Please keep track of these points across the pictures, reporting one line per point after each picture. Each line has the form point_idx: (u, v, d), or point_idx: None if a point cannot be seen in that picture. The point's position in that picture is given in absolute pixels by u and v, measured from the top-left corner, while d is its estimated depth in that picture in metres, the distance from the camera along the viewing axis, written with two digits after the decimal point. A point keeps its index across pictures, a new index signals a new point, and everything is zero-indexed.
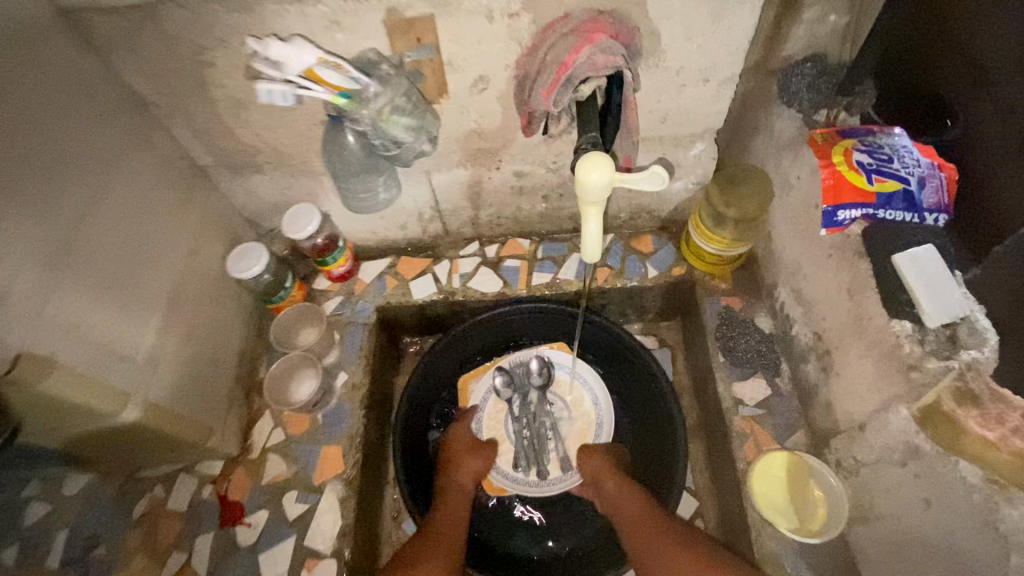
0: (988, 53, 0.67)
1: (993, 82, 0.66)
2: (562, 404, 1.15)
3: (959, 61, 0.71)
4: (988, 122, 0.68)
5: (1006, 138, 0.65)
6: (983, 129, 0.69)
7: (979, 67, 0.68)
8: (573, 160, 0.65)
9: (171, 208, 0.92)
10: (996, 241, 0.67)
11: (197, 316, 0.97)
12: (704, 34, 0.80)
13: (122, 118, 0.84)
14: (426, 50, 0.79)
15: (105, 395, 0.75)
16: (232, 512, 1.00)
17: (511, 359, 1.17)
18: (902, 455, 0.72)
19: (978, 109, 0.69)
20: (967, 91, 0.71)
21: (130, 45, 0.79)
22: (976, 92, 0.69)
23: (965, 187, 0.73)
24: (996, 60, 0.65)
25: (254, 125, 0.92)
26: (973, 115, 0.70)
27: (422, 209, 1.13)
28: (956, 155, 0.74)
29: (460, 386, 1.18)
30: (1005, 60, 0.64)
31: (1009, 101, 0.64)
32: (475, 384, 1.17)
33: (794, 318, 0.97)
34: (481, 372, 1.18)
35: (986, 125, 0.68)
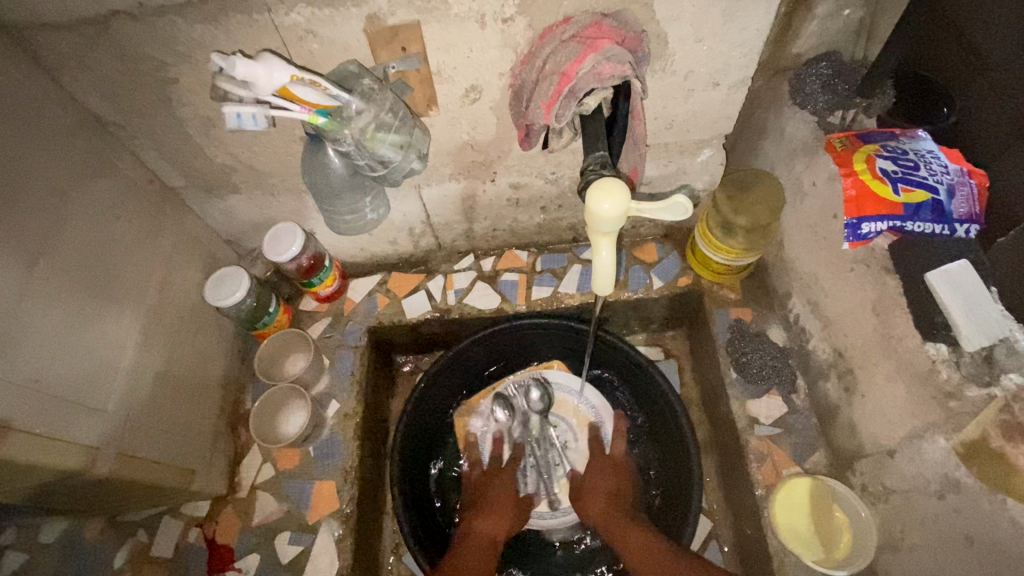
0: (985, 38, 0.68)
1: (992, 68, 0.68)
2: (565, 426, 1.11)
3: (957, 49, 0.72)
4: (989, 105, 0.69)
5: (1005, 123, 0.67)
6: (979, 117, 0.71)
7: (974, 52, 0.70)
8: (585, 185, 0.60)
9: (140, 237, 0.85)
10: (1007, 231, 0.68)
11: (174, 352, 0.90)
12: (715, 36, 0.74)
13: (80, 141, 0.76)
14: (413, 60, 0.72)
15: (68, 453, 0.68)
16: (221, 556, 0.94)
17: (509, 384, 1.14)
18: (940, 486, 0.67)
19: (974, 94, 0.71)
20: (963, 76, 0.72)
21: (83, 64, 0.71)
22: (971, 76, 0.71)
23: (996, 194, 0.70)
24: (994, 44, 0.67)
25: (228, 143, 0.85)
26: (969, 103, 0.72)
27: (413, 225, 1.07)
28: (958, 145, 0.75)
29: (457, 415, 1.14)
30: (1004, 44, 0.66)
31: (1008, 87, 0.66)
32: (474, 411, 1.13)
33: (810, 331, 0.92)
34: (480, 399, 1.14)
35: (982, 113, 0.70)
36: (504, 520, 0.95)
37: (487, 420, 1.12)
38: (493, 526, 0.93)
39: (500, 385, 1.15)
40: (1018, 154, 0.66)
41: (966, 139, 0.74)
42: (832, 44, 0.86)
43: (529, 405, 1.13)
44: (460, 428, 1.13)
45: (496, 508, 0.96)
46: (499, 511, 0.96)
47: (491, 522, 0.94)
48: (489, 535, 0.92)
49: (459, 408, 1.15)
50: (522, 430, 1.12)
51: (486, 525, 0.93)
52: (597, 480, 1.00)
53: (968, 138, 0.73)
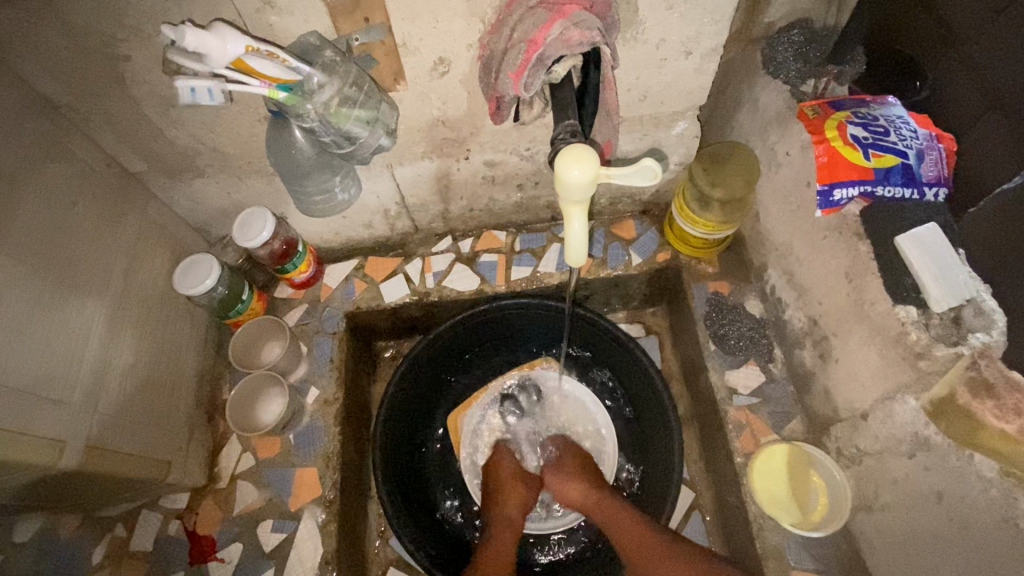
0: (956, 13, 0.67)
1: (961, 42, 0.68)
2: (554, 425, 1.12)
3: (924, 20, 0.72)
4: (963, 76, 0.68)
5: (972, 97, 0.68)
6: (950, 91, 0.71)
7: (945, 27, 0.69)
8: (551, 156, 0.58)
9: (101, 224, 0.82)
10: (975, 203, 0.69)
11: (142, 342, 0.88)
12: (686, 2, 0.73)
13: (27, 123, 0.72)
14: (376, 31, 0.70)
15: (32, 448, 0.67)
16: (203, 547, 0.92)
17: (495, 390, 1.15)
18: (911, 446, 0.69)
19: (947, 68, 0.71)
20: (935, 50, 0.72)
21: (26, 41, 0.67)
22: (944, 51, 0.70)
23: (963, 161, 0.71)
24: (965, 17, 0.66)
25: (188, 124, 0.82)
26: (939, 77, 0.72)
27: (387, 206, 1.05)
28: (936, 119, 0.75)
29: (451, 422, 1.15)
30: (972, 16, 0.66)
31: (974, 61, 0.67)
32: (467, 418, 1.14)
33: (786, 301, 0.93)
34: (468, 407, 1.15)
35: (953, 87, 0.70)
36: (518, 500, 1.00)
37: (479, 426, 1.13)
38: (509, 510, 0.98)
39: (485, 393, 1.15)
40: (988, 126, 0.67)
41: (943, 112, 0.73)
42: (804, 10, 0.85)
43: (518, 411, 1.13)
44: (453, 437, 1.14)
45: (507, 491, 1.00)
46: (516, 494, 1.00)
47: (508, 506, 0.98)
48: (506, 521, 0.96)
49: (450, 415, 1.16)
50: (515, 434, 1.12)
51: (504, 511, 0.98)
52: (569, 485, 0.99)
53: (946, 110, 0.73)
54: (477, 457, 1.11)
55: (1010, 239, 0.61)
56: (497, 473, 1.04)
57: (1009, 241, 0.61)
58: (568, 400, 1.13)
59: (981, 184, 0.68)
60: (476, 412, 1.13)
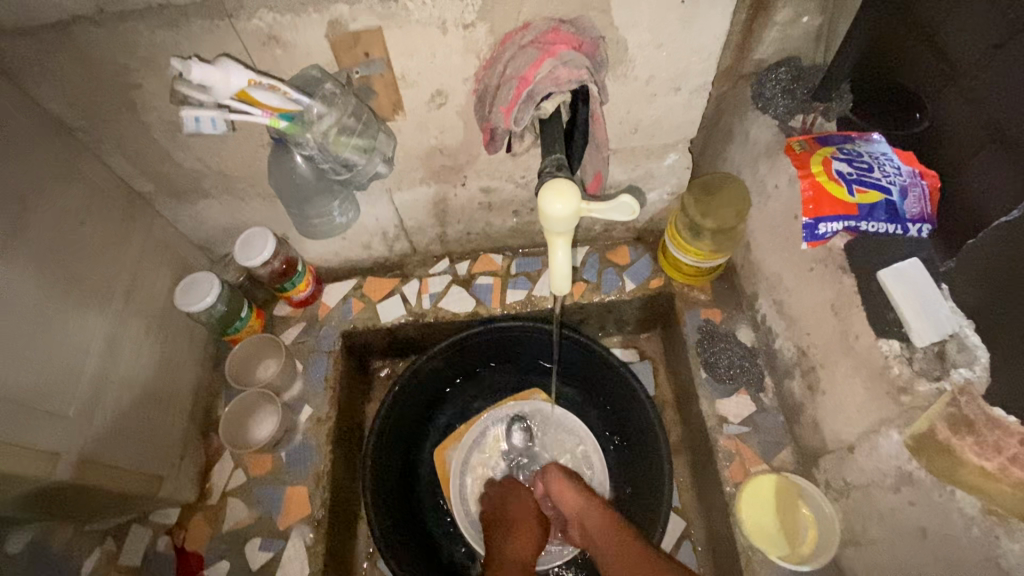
0: (956, 43, 0.67)
1: (961, 74, 0.67)
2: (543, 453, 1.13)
3: (924, 51, 0.71)
4: (964, 108, 0.67)
5: (971, 130, 0.67)
6: (950, 123, 0.70)
7: (946, 58, 0.68)
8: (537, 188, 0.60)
9: (107, 243, 0.85)
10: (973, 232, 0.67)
11: (141, 357, 0.90)
12: (674, 42, 0.76)
13: (42, 146, 0.76)
14: (376, 65, 0.73)
15: (26, 460, 0.68)
16: (191, 564, 0.93)
17: (490, 419, 1.15)
18: (896, 480, 0.68)
19: (948, 100, 0.69)
20: (936, 82, 0.71)
21: (44, 69, 0.71)
22: (944, 83, 0.69)
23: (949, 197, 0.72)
24: (966, 49, 0.65)
25: (195, 148, 0.85)
26: (940, 107, 0.71)
27: (386, 229, 1.07)
28: (934, 155, 0.74)
29: (437, 460, 1.15)
30: (974, 49, 0.65)
31: (976, 93, 0.65)
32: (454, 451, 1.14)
33: (776, 331, 0.94)
34: (456, 441, 1.16)
35: (953, 118, 0.69)
36: (531, 541, 0.97)
37: (465, 461, 1.12)
38: (523, 551, 0.95)
39: (476, 425, 1.15)
40: (988, 158, 0.65)
41: (943, 145, 0.72)
42: (792, 49, 0.88)
43: (511, 444, 1.13)
44: (438, 468, 1.14)
45: (519, 529, 0.98)
46: (527, 534, 0.97)
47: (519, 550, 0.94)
48: (518, 561, 0.93)
49: (437, 449, 1.16)
50: (507, 468, 1.12)
51: (514, 549, 0.94)
52: (568, 498, 0.96)
53: (946, 143, 0.71)
54: (468, 494, 1.10)
55: (1001, 277, 0.62)
56: (517, 505, 1.02)
57: (1012, 276, 0.60)
58: (554, 423, 1.15)
59: (972, 213, 0.68)
60: (462, 447, 1.13)
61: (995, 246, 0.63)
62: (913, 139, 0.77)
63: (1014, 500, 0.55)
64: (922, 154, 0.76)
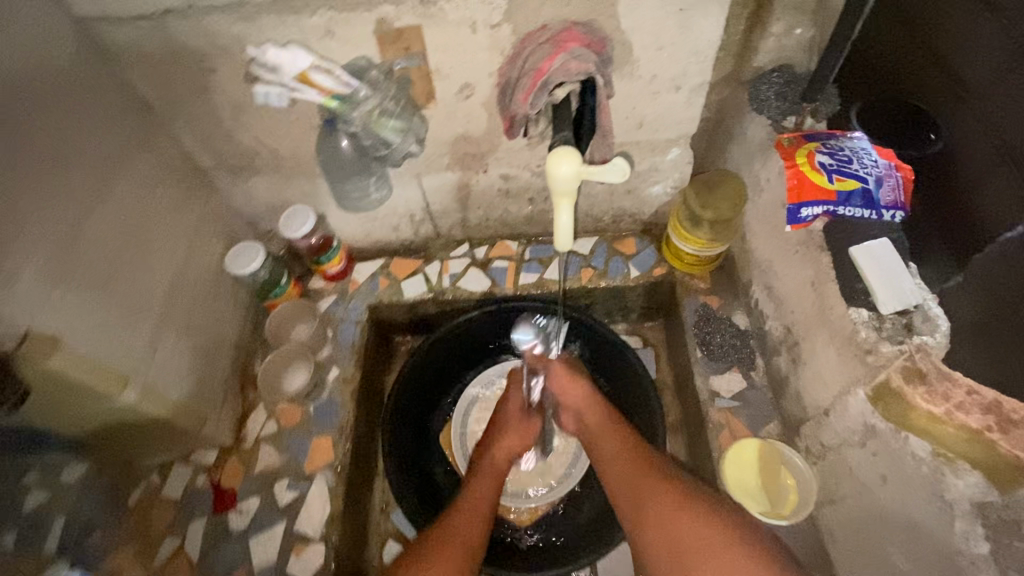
0: (974, 68, 0.66)
1: (979, 98, 0.66)
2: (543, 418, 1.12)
3: (943, 77, 0.71)
4: (979, 130, 0.66)
5: (987, 152, 0.65)
6: (966, 146, 0.68)
7: (962, 83, 0.68)
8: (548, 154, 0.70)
9: (173, 206, 0.98)
10: (981, 247, 0.66)
11: (195, 309, 1.02)
12: (674, 44, 0.87)
13: (129, 119, 0.89)
14: (414, 58, 0.85)
15: (100, 377, 0.80)
16: (224, 499, 1.03)
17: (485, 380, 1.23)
18: (862, 436, 0.75)
19: (966, 125, 0.68)
20: (954, 107, 0.70)
21: (138, 53, 0.85)
22: (960, 107, 0.69)
23: (952, 212, 0.71)
24: (982, 73, 0.65)
25: (254, 128, 0.98)
26: (958, 131, 0.70)
27: (413, 212, 1.19)
28: (944, 173, 0.73)
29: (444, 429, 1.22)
30: (991, 74, 0.64)
31: (993, 117, 0.64)
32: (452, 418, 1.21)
33: (767, 313, 1.01)
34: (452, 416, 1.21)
35: (969, 142, 0.68)
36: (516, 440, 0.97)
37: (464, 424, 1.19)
38: (502, 452, 0.95)
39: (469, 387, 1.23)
40: (1002, 178, 0.63)
41: (957, 170, 0.70)
42: (787, 58, 0.98)
43: None
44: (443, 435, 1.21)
45: (504, 430, 0.98)
46: (509, 436, 0.97)
47: (500, 449, 0.95)
48: (496, 463, 0.94)
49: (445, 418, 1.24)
50: None
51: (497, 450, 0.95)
52: (568, 394, 0.96)
53: (961, 169, 0.70)
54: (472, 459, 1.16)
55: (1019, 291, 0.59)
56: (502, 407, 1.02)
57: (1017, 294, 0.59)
58: None
59: (984, 228, 0.65)
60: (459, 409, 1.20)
61: (1004, 267, 0.62)
62: (932, 164, 0.75)
63: (959, 441, 0.64)
64: (939, 179, 0.74)
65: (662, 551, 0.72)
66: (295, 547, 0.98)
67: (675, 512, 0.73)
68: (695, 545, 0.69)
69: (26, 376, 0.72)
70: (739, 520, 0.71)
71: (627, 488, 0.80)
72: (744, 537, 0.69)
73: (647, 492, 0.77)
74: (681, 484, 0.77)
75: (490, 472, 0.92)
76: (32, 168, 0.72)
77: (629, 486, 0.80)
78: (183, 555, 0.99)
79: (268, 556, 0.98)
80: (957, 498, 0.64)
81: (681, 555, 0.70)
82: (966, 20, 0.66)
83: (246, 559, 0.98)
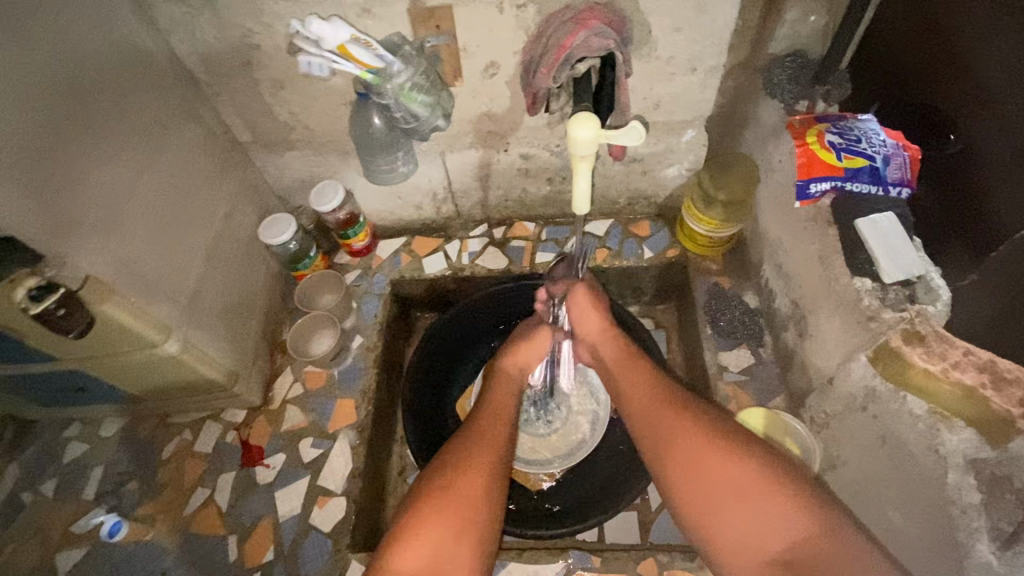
0: (987, 67, 0.67)
1: (994, 100, 0.66)
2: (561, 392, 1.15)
3: (959, 76, 0.71)
4: (996, 133, 0.66)
5: (1002, 154, 0.65)
6: (981, 147, 0.68)
7: (977, 84, 0.68)
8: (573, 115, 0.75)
9: (214, 175, 1.04)
10: (993, 245, 0.67)
11: (230, 273, 1.08)
12: (691, 26, 0.93)
13: (179, 90, 0.96)
14: (444, 36, 0.91)
15: (150, 325, 0.86)
16: (253, 454, 1.09)
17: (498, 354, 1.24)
18: (864, 400, 0.80)
19: (981, 125, 0.68)
20: (969, 107, 0.70)
21: (188, 28, 0.91)
22: (977, 108, 0.69)
23: (967, 215, 0.71)
24: (995, 76, 0.65)
25: (290, 104, 1.04)
26: (973, 131, 0.70)
27: (436, 190, 1.24)
28: (959, 172, 0.73)
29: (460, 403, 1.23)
30: (1005, 75, 0.64)
31: (1008, 118, 0.64)
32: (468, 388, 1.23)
33: (776, 291, 1.05)
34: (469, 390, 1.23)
35: (985, 143, 0.68)
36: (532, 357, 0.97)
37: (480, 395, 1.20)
38: (515, 366, 0.96)
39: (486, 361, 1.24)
40: (1016, 180, 0.63)
41: (971, 168, 0.70)
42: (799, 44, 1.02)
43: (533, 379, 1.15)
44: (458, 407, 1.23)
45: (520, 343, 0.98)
46: (524, 352, 0.97)
47: (515, 363, 0.96)
48: (509, 375, 0.94)
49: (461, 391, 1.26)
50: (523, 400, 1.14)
51: (512, 362, 0.96)
52: (586, 322, 0.97)
53: (974, 170, 0.70)
54: None
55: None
56: (521, 328, 1.03)
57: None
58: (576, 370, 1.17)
59: (996, 228, 0.66)
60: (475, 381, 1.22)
61: (1012, 263, 0.64)
62: (948, 160, 0.75)
63: (951, 398, 0.67)
64: (954, 176, 0.74)
65: (674, 477, 0.72)
66: (319, 499, 1.03)
67: (705, 452, 0.71)
68: (729, 490, 0.67)
69: (94, 309, 0.78)
70: (767, 458, 0.69)
71: (639, 412, 0.81)
72: (770, 466, 0.68)
73: (663, 416, 0.77)
74: (711, 424, 0.74)
75: (504, 387, 0.92)
76: (94, 129, 0.79)
77: (643, 411, 0.80)
78: (213, 504, 1.04)
79: (293, 507, 1.03)
80: (951, 451, 0.67)
81: (712, 498, 0.68)
82: (982, 22, 0.67)
83: (272, 509, 1.03)
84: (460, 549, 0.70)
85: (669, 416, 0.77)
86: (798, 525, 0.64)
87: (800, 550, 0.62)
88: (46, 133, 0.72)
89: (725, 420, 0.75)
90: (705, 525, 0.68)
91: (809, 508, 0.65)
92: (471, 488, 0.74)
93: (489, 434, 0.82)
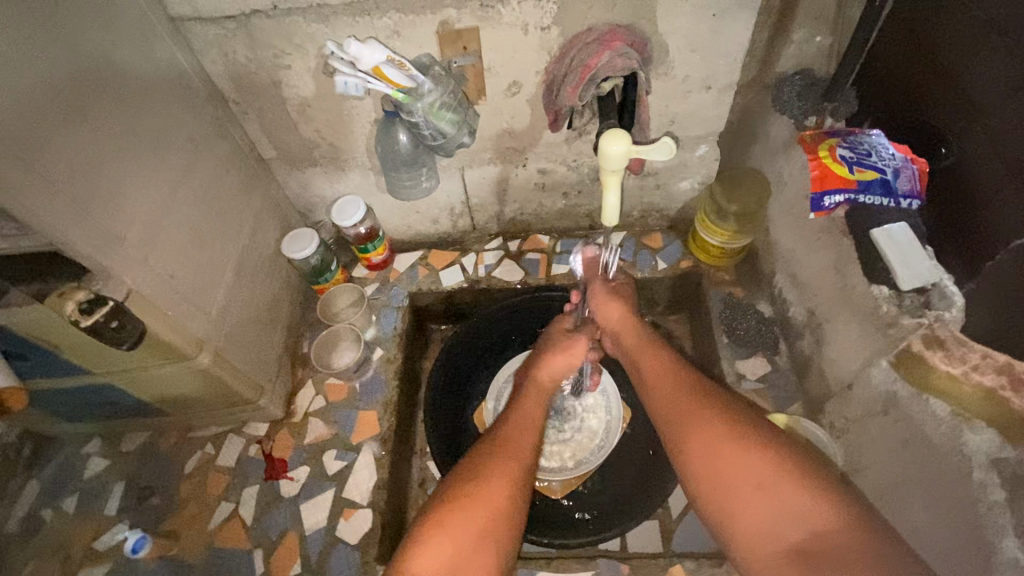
0: (982, 86, 0.70)
1: (987, 115, 0.70)
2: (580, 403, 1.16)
3: (950, 93, 0.75)
4: (989, 148, 0.70)
5: (995, 165, 0.70)
6: (975, 160, 0.73)
7: (969, 101, 0.72)
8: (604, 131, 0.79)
9: (241, 191, 1.06)
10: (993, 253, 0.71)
11: (256, 286, 1.10)
12: (705, 47, 0.98)
13: (210, 108, 0.98)
14: (470, 57, 0.94)
15: (182, 338, 0.88)
16: (276, 467, 1.09)
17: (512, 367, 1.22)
18: (885, 404, 0.83)
19: (972, 139, 0.73)
20: (961, 123, 0.74)
21: (221, 50, 0.94)
22: (969, 122, 0.73)
23: (969, 223, 0.75)
24: (986, 93, 0.70)
25: (316, 121, 1.07)
26: (967, 144, 0.74)
27: (454, 204, 1.27)
28: (956, 183, 0.77)
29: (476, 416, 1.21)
30: (994, 92, 0.68)
31: (999, 133, 0.68)
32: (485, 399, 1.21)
33: (790, 300, 1.08)
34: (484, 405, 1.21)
35: (979, 156, 0.72)
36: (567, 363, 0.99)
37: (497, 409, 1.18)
38: (549, 369, 0.98)
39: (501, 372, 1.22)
40: (1015, 192, 0.67)
41: (970, 180, 0.74)
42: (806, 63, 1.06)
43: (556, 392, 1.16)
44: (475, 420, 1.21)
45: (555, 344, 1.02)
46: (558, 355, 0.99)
47: (549, 366, 0.98)
48: (541, 380, 0.97)
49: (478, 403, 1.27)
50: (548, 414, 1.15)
51: (548, 364, 0.98)
52: (607, 314, 1.01)
53: (970, 180, 0.74)
54: None
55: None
56: (552, 330, 1.07)
57: None
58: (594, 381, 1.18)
59: (994, 236, 0.71)
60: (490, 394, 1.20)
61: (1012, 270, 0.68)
62: (944, 172, 0.79)
63: (974, 400, 0.70)
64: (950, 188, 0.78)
65: (699, 469, 0.73)
66: (344, 511, 1.04)
67: (725, 443, 0.73)
68: (746, 481, 0.69)
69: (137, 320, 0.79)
70: (789, 452, 0.70)
71: (663, 401, 0.82)
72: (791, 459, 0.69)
73: (688, 408, 0.79)
74: (734, 419, 0.75)
75: (536, 393, 0.95)
76: (134, 147, 0.81)
77: (667, 402, 0.81)
78: (238, 518, 1.05)
79: (318, 519, 1.04)
80: (974, 452, 0.70)
81: (733, 489, 0.70)
82: (970, 42, 0.71)
83: (298, 522, 1.04)
84: (482, 551, 0.71)
85: (692, 406, 0.78)
86: (819, 519, 0.65)
87: (817, 539, 0.64)
88: (94, 149, 0.74)
89: (751, 415, 0.76)
90: (728, 512, 0.70)
91: (833, 501, 0.66)
92: (497, 493, 0.76)
93: (514, 437, 0.85)
